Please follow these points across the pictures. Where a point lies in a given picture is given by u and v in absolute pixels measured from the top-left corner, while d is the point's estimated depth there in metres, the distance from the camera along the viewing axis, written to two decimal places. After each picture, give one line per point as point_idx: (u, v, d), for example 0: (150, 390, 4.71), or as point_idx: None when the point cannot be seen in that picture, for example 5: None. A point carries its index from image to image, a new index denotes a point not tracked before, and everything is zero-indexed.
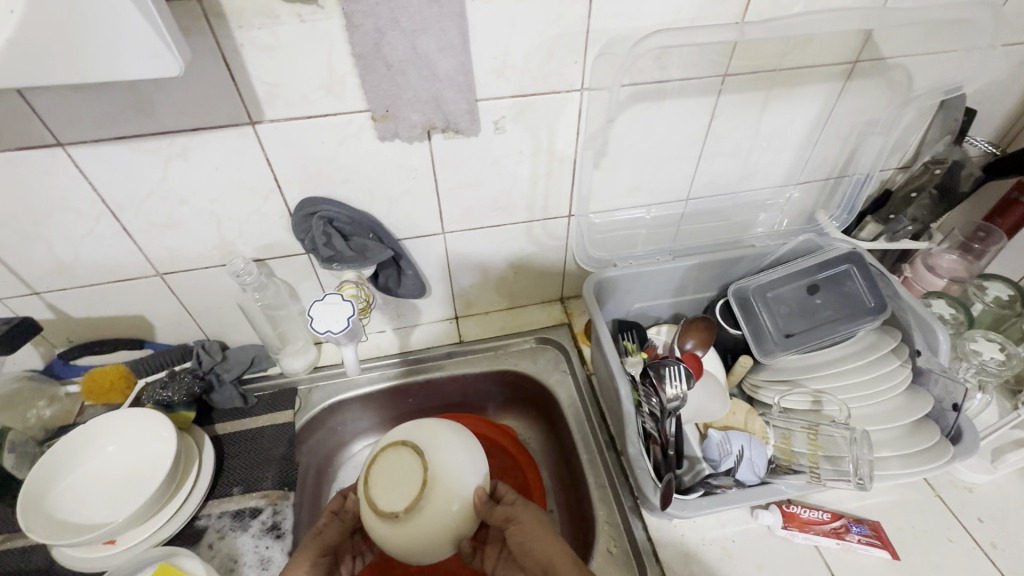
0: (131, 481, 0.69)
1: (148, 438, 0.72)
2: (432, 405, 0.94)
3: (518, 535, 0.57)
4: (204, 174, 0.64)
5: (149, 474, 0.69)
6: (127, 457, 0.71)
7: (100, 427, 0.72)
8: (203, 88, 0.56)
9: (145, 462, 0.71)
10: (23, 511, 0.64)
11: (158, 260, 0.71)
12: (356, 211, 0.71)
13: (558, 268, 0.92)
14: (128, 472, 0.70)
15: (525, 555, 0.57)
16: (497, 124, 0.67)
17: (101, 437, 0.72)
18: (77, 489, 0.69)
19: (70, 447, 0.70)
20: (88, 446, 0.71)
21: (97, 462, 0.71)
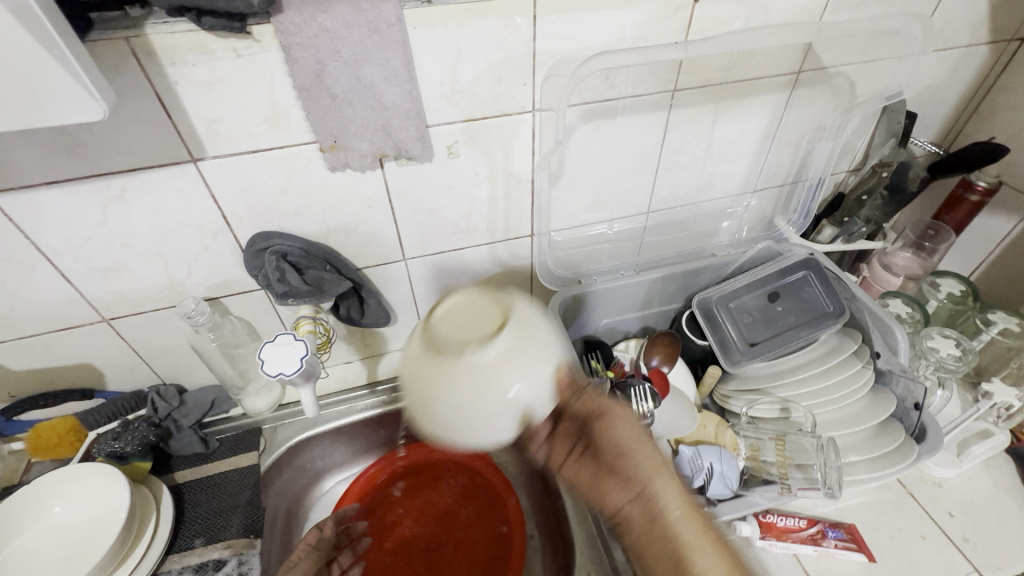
0: (83, 544, 0.65)
1: (100, 495, 0.68)
2: (405, 434, 0.92)
3: (613, 439, 0.51)
4: (146, 215, 0.61)
5: (101, 535, 0.65)
6: (76, 516, 0.67)
7: (48, 487, 0.68)
8: (138, 128, 0.54)
9: (98, 522, 0.67)
10: None
11: (103, 306, 0.68)
12: (311, 243, 0.69)
13: (525, 287, 0.91)
14: (80, 535, 0.66)
15: (618, 456, 0.51)
16: (451, 149, 0.66)
17: (47, 497, 0.67)
18: (24, 556, 0.65)
19: (13, 511, 0.66)
20: (36, 508, 0.67)
21: (47, 525, 0.67)
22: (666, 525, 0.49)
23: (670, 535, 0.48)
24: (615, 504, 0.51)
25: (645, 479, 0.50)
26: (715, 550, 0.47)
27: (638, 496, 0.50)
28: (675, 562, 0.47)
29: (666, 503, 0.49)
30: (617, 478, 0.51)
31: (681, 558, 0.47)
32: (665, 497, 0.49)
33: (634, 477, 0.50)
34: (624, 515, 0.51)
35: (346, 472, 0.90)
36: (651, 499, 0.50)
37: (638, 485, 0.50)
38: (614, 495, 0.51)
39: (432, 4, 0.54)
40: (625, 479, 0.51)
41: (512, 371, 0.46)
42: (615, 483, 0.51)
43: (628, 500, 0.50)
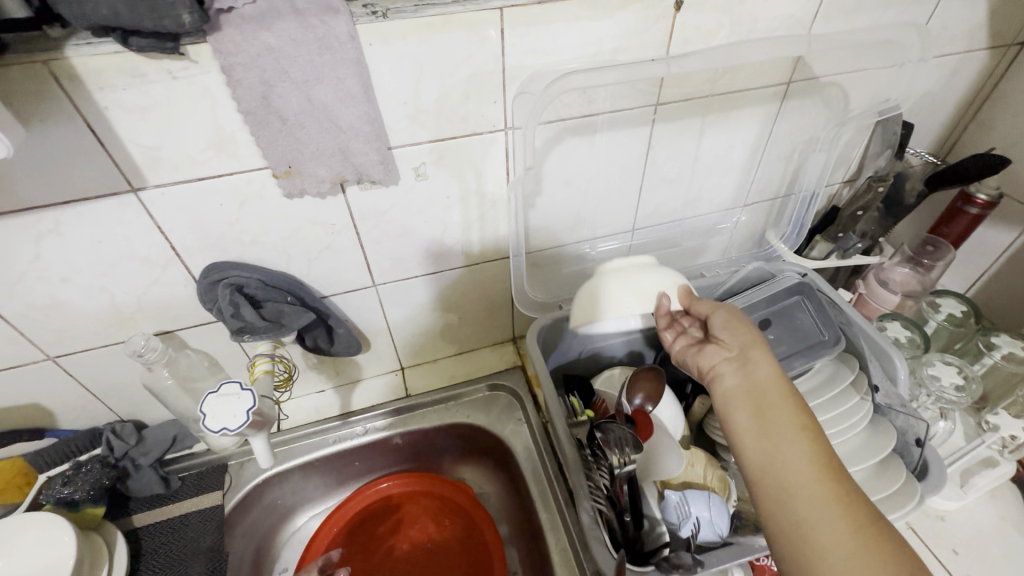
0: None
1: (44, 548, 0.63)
2: (382, 465, 0.87)
3: (721, 322, 0.64)
4: (85, 249, 0.56)
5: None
6: None
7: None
8: (67, 157, 0.49)
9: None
10: None
11: (46, 344, 0.63)
12: (269, 273, 0.65)
13: (506, 310, 0.87)
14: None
15: (724, 329, 0.63)
16: (418, 171, 0.62)
17: None
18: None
19: None
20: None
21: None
22: (755, 382, 0.57)
23: (753, 388, 0.56)
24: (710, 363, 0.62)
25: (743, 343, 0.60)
26: (791, 407, 0.53)
27: (733, 359, 0.60)
28: (751, 406, 0.55)
29: (757, 367, 0.58)
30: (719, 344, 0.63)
31: (758, 405, 0.55)
32: (757, 361, 0.58)
33: (733, 343, 0.61)
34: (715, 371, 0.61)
35: (320, 506, 0.86)
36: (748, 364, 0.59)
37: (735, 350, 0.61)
38: (710, 356, 0.63)
39: (388, 19, 0.49)
40: (725, 346, 0.62)
41: (645, 270, 0.75)
42: (715, 348, 0.63)
43: (724, 361, 0.61)
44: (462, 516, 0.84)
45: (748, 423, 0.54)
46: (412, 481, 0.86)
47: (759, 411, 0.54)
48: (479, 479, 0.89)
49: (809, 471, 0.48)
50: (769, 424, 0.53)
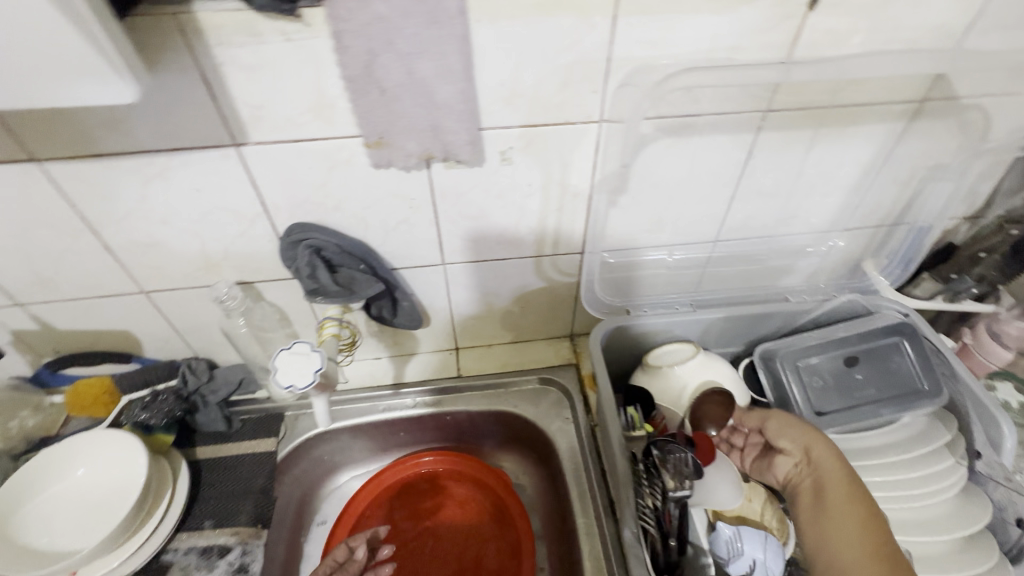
0: (97, 509, 0.66)
1: (119, 464, 0.68)
2: (425, 440, 0.89)
3: (777, 426, 0.63)
4: (186, 195, 0.59)
5: (114, 503, 0.66)
6: (100, 478, 0.68)
7: (72, 448, 0.69)
8: (179, 108, 0.52)
9: (112, 487, 0.67)
10: None
11: (142, 278, 0.68)
12: (348, 240, 0.66)
13: (569, 306, 0.85)
14: (93, 498, 0.67)
15: (780, 435, 0.63)
16: (503, 155, 0.61)
17: (72, 458, 0.69)
18: (43, 508, 0.66)
19: (42, 467, 0.67)
20: (60, 471, 0.68)
21: (65, 484, 0.68)
22: (823, 485, 0.59)
23: (819, 489, 0.59)
24: (781, 472, 0.62)
25: (804, 445, 0.61)
26: (854, 505, 0.56)
27: (801, 464, 0.61)
28: (817, 507, 0.58)
29: (824, 468, 0.59)
30: (782, 449, 0.63)
31: (823, 506, 0.58)
32: (823, 462, 0.59)
33: (796, 447, 0.61)
34: (789, 477, 0.62)
35: (362, 468, 0.88)
36: (813, 464, 0.60)
37: (800, 454, 0.61)
38: (780, 466, 0.62)
39: None
40: (787, 450, 0.62)
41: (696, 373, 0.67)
42: (780, 453, 0.63)
43: (792, 466, 0.62)
44: (498, 503, 0.83)
45: (812, 518, 0.58)
46: (450, 459, 0.86)
47: (828, 516, 0.57)
48: (518, 471, 0.89)
49: (867, 561, 0.53)
50: (834, 527, 0.56)
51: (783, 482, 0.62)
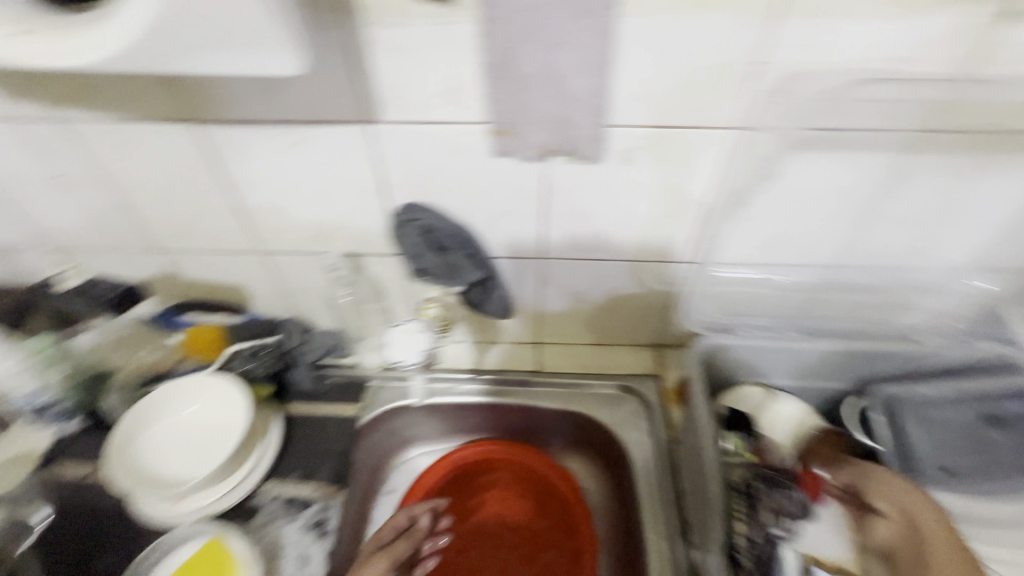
0: (202, 445, 0.72)
1: (224, 407, 0.74)
2: (496, 429, 0.89)
3: (876, 484, 0.57)
4: (317, 165, 0.63)
5: (217, 441, 0.71)
6: (207, 418, 0.74)
7: (183, 388, 0.75)
8: (326, 82, 0.54)
9: (216, 427, 0.73)
10: (113, 457, 0.69)
11: (265, 239, 0.73)
12: (456, 224, 0.67)
13: (661, 319, 0.81)
14: (199, 434, 0.72)
15: (878, 493, 0.56)
16: (625, 154, 0.59)
17: (185, 396, 0.74)
18: (155, 438, 0.72)
19: (160, 400, 0.74)
20: (171, 406, 0.74)
21: (173, 419, 0.74)
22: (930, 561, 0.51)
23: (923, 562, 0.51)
24: (876, 536, 0.55)
25: (907, 509, 0.54)
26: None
27: (901, 531, 0.54)
28: None
29: (931, 541, 0.52)
30: (879, 512, 0.56)
31: None
32: (930, 533, 0.52)
33: (897, 510, 0.55)
34: (884, 543, 0.54)
35: (432, 446, 0.90)
36: (917, 533, 0.53)
37: (901, 519, 0.54)
38: (875, 530, 0.55)
39: None
40: (886, 513, 0.55)
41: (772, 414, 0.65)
42: (876, 516, 0.56)
43: (890, 532, 0.54)
44: (563, 505, 0.83)
45: None
46: (519, 452, 0.86)
47: None
48: (585, 475, 0.87)
49: None
50: None
51: (877, 550, 0.54)
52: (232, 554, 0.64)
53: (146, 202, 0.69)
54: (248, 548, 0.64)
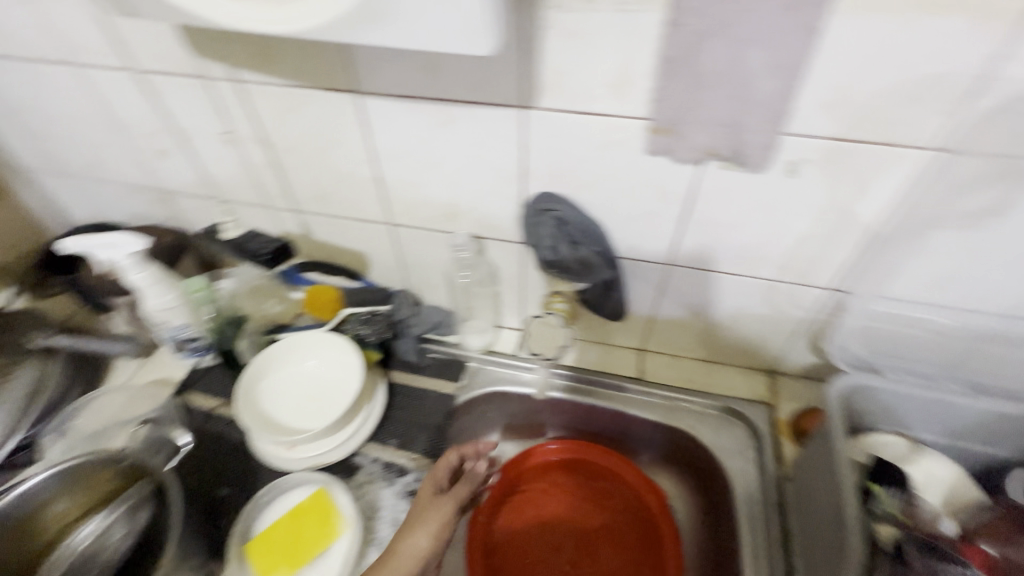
0: (318, 398, 0.76)
1: (340, 365, 0.78)
2: (586, 429, 0.88)
3: None
4: (462, 146, 0.63)
5: (332, 396, 0.76)
6: (323, 373, 0.78)
7: (304, 342, 0.79)
8: (491, 64, 0.54)
9: (331, 383, 0.77)
10: (241, 400, 0.73)
11: (396, 211, 0.75)
12: (589, 219, 0.65)
13: (783, 343, 0.76)
14: (316, 388, 0.77)
15: None
16: (790, 167, 0.54)
17: (305, 351, 0.79)
18: (277, 385, 0.77)
19: (283, 352, 0.79)
20: (293, 357, 0.79)
21: (294, 369, 0.79)
22: None
23: None
24: None
25: None
26: None
27: None
28: None
29: None
30: None
31: None
32: None
33: None
34: None
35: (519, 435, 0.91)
36: None
37: None
38: None
39: None
40: None
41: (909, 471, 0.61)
42: None
43: None
44: (648, 518, 0.80)
45: None
46: (605, 456, 0.83)
47: None
48: (672, 491, 0.84)
49: None
50: None
51: None
52: (337, 508, 0.69)
53: (295, 164, 0.73)
54: (351, 504, 0.68)
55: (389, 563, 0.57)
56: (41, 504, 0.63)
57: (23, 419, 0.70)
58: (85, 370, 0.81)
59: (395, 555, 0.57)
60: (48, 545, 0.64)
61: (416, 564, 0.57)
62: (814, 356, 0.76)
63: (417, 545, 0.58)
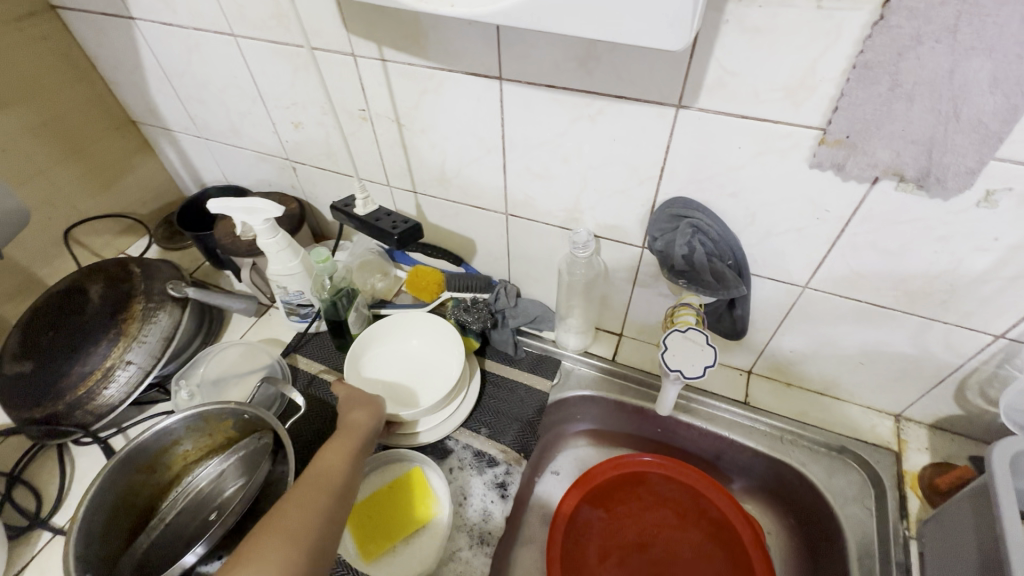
0: (419, 377, 0.78)
1: (443, 347, 0.80)
2: (677, 445, 0.84)
3: None
4: (600, 142, 0.61)
5: (433, 377, 0.77)
6: (424, 356, 0.80)
7: (410, 321, 0.82)
8: (653, 59, 0.51)
9: (432, 364, 0.79)
10: (350, 365, 0.75)
11: (514, 202, 0.74)
12: (725, 229, 0.62)
13: (922, 386, 0.68)
14: (418, 367, 0.79)
15: None
16: (987, 196, 0.48)
17: (411, 331, 0.82)
18: (381, 359, 0.80)
19: (391, 328, 0.81)
20: (399, 334, 0.82)
21: (398, 347, 0.81)
22: None
23: None
24: None
25: None
26: None
27: None
28: None
29: None
30: None
31: None
32: None
33: None
34: None
35: (602, 441, 0.89)
36: None
37: None
38: None
39: None
40: None
41: None
42: None
43: None
44: (738, 552, 0.75)
45: None
46: (699, 478, 0.79)
47: None
48: (766, 524, 0.79)
49: None
50: None
51: None
52: (430, 487, 0.70)
53: (421, 146, 0.74)
54: (445, 487, 0.70)
55: (347, 425, 0.63)
56: (171, 442, 0.68)
57: (157, 362, 0.75)
58: (205, 322, 0.87)
59: (350, 420, 0.63)
60: (176, 477, 0.70)
61: (370, 425, 0.63)
62: (957, 407, 0.68)
63: (368, 409, 0.65)
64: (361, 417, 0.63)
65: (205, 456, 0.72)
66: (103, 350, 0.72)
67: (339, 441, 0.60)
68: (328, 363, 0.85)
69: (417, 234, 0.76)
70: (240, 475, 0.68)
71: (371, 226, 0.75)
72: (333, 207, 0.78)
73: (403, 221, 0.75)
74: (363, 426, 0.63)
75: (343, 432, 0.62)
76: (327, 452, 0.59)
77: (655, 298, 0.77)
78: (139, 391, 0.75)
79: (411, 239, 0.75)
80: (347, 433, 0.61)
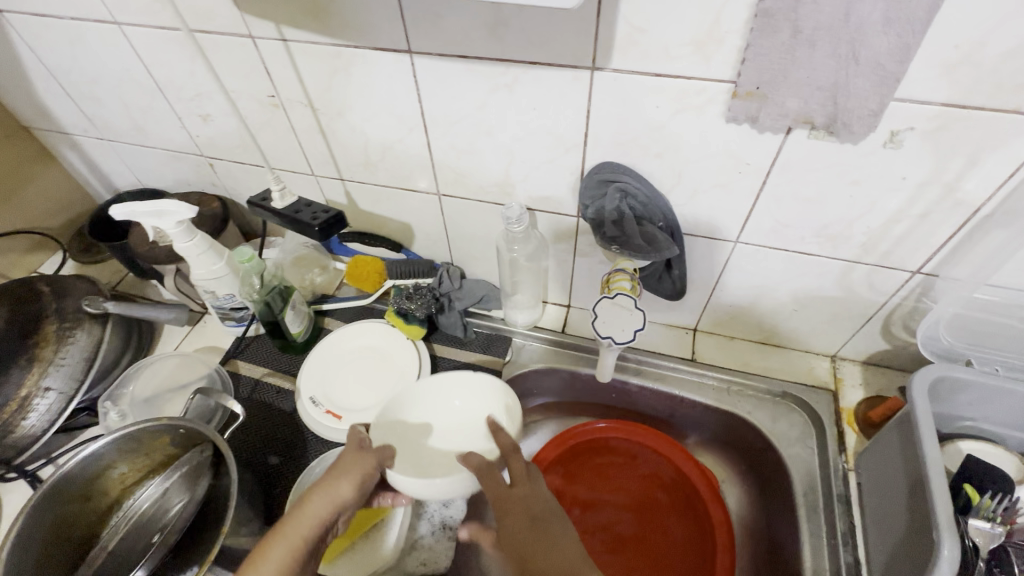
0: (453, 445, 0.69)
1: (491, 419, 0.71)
2: (632, 408, 0.86)
3: None
4: (520, 111, 0.59)
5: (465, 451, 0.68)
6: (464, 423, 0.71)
7: (457, 379, 0.72)
8: (560, 21, 0.49)
9: (472, 433, 0.70)
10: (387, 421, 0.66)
11: (444, 181, 0.72)
12: (654, 190, 0.62)
13: (852, 325, 0.71)
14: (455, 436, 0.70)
15: None
16: (892, 137, 0.49)
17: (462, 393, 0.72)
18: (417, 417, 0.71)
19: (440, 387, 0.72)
20: (445, 390, 0.72)
21: (441, 406, 0.72)
22: None
23: None
24: None
25: None
26: None
27: None
28: None
29: None
30: None
31: None
32: None
33: None
34: None
35: (561, 413, 0.90)
36: None
37: None
38: None
39: None
40: None
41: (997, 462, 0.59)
42: None
43: None
44: (698, 503, 0.77)
45: None
46: (658, 441, 0.80)
47: None
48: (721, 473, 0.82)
49: None
50: None
51: None
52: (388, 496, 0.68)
53: (340, 131, 0.70)
54: None
55: (295, 517, 0.50)
56: (105, 467, 0.64)
57: (80, 385, 0.70)
58: (132, 337, 0.82)
59: (304, 509, 0.51)
60: (116, 500, 0.67)
61: (326, 517, 0.51)
62: (885, 342, 0.72)
63: (328, 496, 0.52)
64: (317, 509, 0.51)
65: (145, 476, 0.68)
66: (16, 379, 0.67)
67: (278, 544, 0.48)
68: (271, 366, 0.82)
69: (342, 222, 0.73)
70: (184, 492, 0.65)
71: (291, 219, 0.72)
72: (250, 203, 0.74)
73: (325, 211, 0.72)
74: (317, 519, 0.51)
75: (288, 530, 0.49)
76: (261, 558, 0.47)
77: (597, 266, 0.76)
78: (64, 418, 0.69)
79: (337, 226, 0.72)
80: (293, 532, 0.49)
